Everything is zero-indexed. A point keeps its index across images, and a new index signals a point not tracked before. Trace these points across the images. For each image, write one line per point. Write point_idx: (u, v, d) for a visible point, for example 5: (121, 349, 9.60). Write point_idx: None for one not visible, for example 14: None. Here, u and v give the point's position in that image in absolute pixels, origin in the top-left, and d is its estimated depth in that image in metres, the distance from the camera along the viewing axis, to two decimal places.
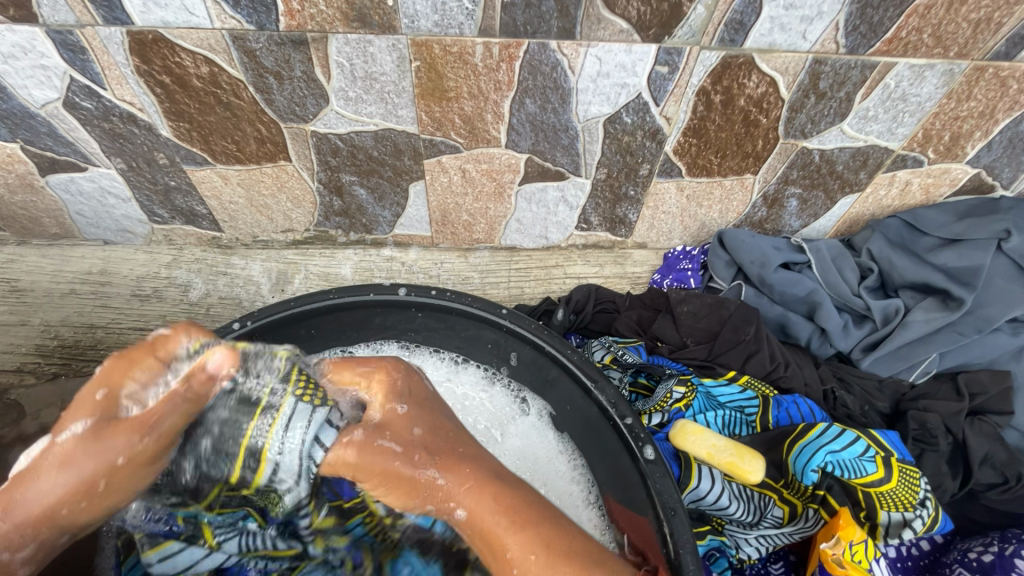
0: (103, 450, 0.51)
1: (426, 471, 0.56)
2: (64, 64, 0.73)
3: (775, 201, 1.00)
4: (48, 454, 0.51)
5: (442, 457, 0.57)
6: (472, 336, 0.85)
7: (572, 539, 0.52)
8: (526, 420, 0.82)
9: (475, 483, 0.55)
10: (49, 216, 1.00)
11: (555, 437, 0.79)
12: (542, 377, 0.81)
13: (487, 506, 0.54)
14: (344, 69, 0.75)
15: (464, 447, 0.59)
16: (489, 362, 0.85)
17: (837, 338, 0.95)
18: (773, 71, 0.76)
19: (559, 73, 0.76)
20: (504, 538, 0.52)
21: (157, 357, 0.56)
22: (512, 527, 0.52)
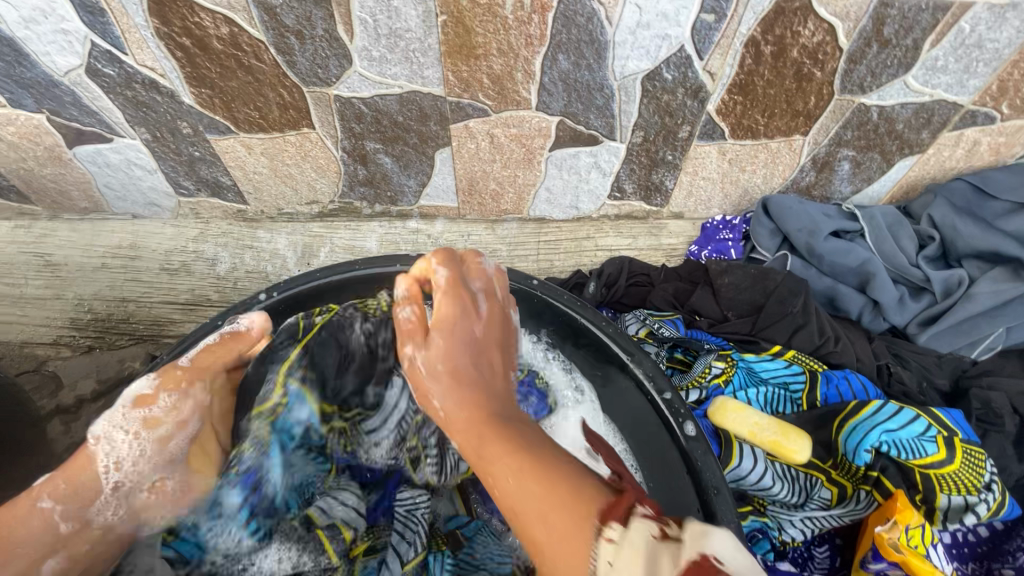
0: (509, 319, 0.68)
1: (413, 363, 0.62)
2: (84, 28, 0.72)
3: (826, 164, 0.93)
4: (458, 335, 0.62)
5: (453, 384, 0.59)
6: (512, 304, 0.80)
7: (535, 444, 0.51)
8: (581, 410, 0.74)
9: (474, 409, 0.56)
10: (78, 188, 1.00)
11: (606, 421, 0.72)
12: (584, 357, 0.77)
13: (477, 417, 0.55)
14: (367, 26, 0.71)
15: (479, 364, 0.61)
16: (533, 331, 0.79)
17: (892, 312, 0.89)
18: (832, 17, 0.69)
19: (595, 25, 0.71)
20: (490, 461, 0.50)
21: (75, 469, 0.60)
22: (505, 448, 0.50)
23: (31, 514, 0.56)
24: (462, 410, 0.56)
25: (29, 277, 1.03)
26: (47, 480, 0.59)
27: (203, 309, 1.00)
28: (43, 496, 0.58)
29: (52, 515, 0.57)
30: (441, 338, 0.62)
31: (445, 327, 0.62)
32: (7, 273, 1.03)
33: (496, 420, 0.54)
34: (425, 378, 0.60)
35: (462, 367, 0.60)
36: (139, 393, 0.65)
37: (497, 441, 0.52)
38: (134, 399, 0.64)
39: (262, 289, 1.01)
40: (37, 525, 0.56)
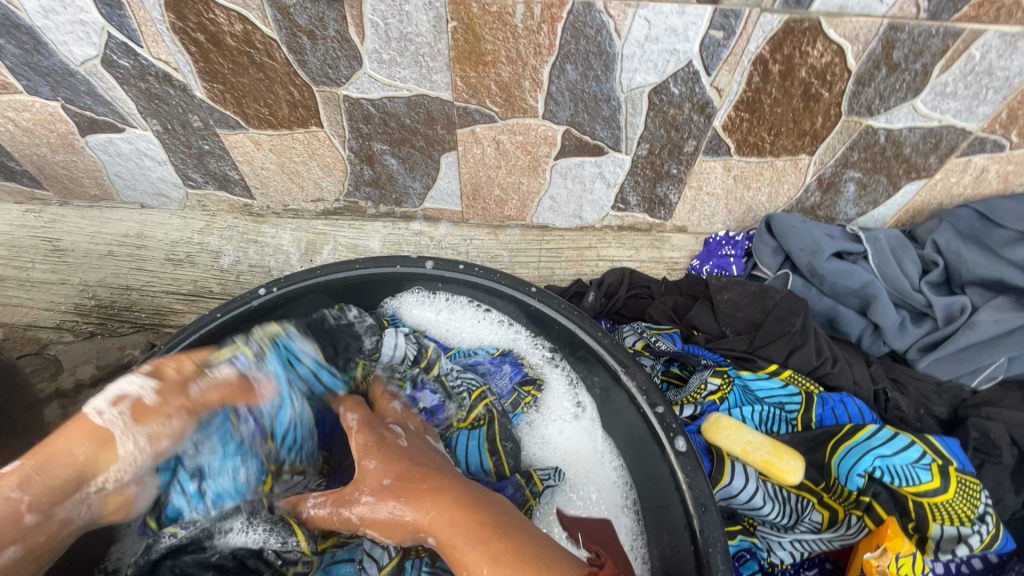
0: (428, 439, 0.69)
1: (365, 498, 0.57)
2: (101, 20, 0.73)
3: (831, 185, 0.92)
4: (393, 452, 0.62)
5: (408, 495, 0.56)
6: (520, 310, 0.81)
7: (500, 522, 0.52)
8: (575, 427, 0.78)
9: (435, 510, 0.54)
10: (89, 176, 1.01)
11: (602, 436, 0.76)
12: (587, 374, 0.78)
13: (442, 517, 0.53)
14: (378, 29, 0.72)
15: (420, 465, 0.60)
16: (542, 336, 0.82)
17: (893, 336, 0.88)
18: (840, 38, 0.70)
19: (604, 37, 0.71)
20: (465, 553, 0.50)
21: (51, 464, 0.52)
22: (473, 536, 0.50)
23: None
24: (425, 521, 0.54)
25: (36, 261, 1.04)
26: (19, 466, 0.52)
27: (204, 301, 1.01)
28: (13, 483, 0.51)
29: (19, 505, 0.50)
30: (379, 460, 0.60)
31: (362, 451, 0.62)
32: (15, 256, 1.04)
33: (457, 510, 0.53)
34: (378, 503, 0.56)
35: (406, 475, 0.58)
36: (135, 398, 0.57)
37: (464, 536, 0.51)
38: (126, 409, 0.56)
39: (264, 283, 1.02)
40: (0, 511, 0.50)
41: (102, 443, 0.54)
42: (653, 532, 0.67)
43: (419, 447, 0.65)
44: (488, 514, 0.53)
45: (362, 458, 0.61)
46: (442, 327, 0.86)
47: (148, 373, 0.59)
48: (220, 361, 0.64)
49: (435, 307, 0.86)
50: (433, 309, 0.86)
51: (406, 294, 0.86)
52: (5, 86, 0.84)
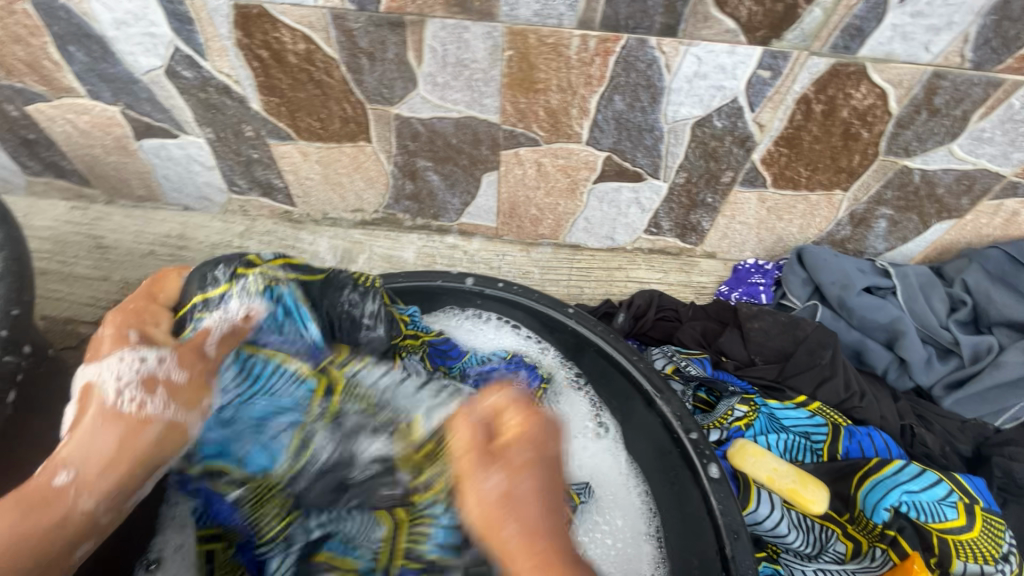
0: (548, 452, 0.47)
1: (486, 485, 0.44)
2: (170, 33, 0.76)
3: (863, 220, 0.94)
4: (496, 506, 0.44)
5: (526, 526, 0.44)
6: (549, 325, 0.83)
7: None
8: (603, 446, 0.79)
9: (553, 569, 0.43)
10: (138, 177, 1.04)
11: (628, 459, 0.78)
12: (615, 397, 0.79)
13: None
14: (436, 54, 0.75)
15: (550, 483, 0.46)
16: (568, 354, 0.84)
17: (919, 371, 0.90)
18: (885, 83, 0.72)
19: (654, 71, 0.74)
20: None
21: (100, 468, 0.49)
22: None
23: (71, 515, 0.48)
24: None
25: (79, 256, 1.07)
26: (78, 475, 0.49)
27: None
28: (82, 493, 0.49)
29: (96, 511, 0.50)
30: (486, 529, 0.45)
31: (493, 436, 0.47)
32: (59, 251, 1.07)
33: None
34: (493, 503, 0.44)
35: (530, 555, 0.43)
36: (143, 375, 0.52)
37: None
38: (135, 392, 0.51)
39: None
40: (79, 520, 0.49)
41: (176, 447, 0.53)
42: (680, 556, 0.69)
43: (534, 485, 0.45)
44: None
45: (514, 436, 0.47)
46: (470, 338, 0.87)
47: (139, 343, 0.54)
48: (207, 306, 0.58)
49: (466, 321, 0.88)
50: (463, 324, 0.88)
51: (439, 310, 0.88)
52: (69, 90, 0.87)
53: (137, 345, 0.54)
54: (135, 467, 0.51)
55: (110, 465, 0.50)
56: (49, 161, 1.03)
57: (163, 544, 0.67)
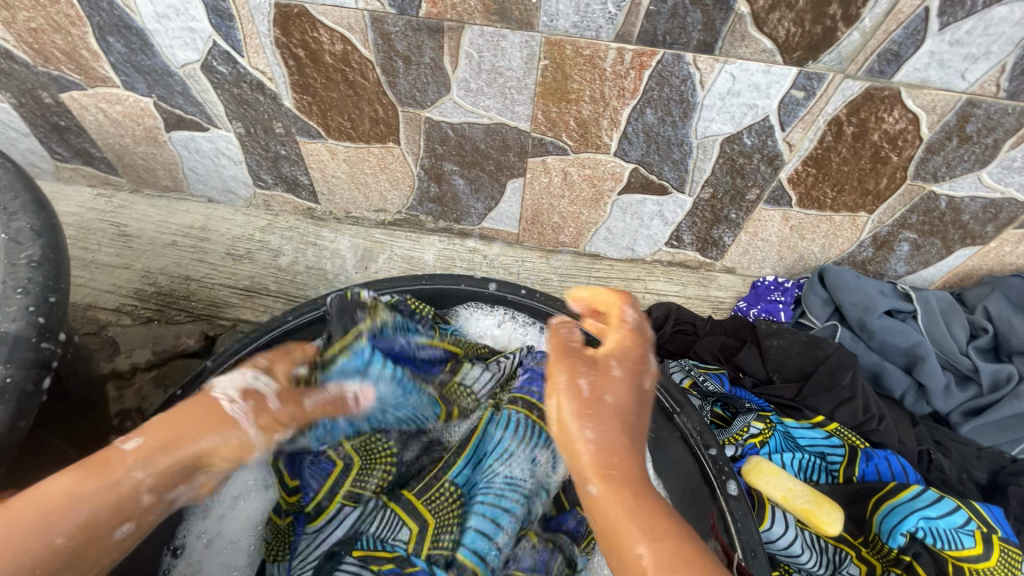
0: (634, 374, 0.59)
1: (581, 382, 0.56)
2: (209, 29, 0.77)
3: (885, 243, 0.95)
4: (578, 398, 0.55)
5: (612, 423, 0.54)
6: None
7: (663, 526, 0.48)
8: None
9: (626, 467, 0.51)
10: (165, 168, 1.05)
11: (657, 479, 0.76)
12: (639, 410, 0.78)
13: (617, 494, 0.50)
14: (471, 60, 0.75)
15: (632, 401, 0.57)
16: None
17: (937, 397, 0.90)
18: (918, 108, 0.72)
19: (688, 87, 0.74)
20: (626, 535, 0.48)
21: (167, 445, 0.51)
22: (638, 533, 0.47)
23: (122, 481, 0.48)
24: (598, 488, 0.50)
25: (102, 244, 1.08)
26: (142, 444, 0.50)
27: (260, 297, 1.04)
28: (138, 464, 0.49)
29: (142, 486, 0.49)
30: (561, 416, 0.55)
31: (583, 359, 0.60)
32: (82, 237, 1.08)
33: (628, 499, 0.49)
34: (589, 399, 0.55)
35: (607, 442, 0.53)
36: (249, 387, 0.57)
37: (632, 527, 0.48)
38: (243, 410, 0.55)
39: (320, 286, 1.05)
40: (125, 493, 0.48)
41: (238, 463, 0.55)
42: None
43: (617, 390, 0.56)
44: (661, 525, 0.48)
45: (614, 352, 0.60)
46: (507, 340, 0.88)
47: (263, 368, 0.60)
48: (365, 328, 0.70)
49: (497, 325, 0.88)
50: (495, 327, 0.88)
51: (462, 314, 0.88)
52: (104, 80, 0.88)
53: (260, 370, 0.60)
54: (194, 455, 0.52)
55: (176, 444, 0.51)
56: (78, 148, 1.04)
57: (187, 530, 0.70)
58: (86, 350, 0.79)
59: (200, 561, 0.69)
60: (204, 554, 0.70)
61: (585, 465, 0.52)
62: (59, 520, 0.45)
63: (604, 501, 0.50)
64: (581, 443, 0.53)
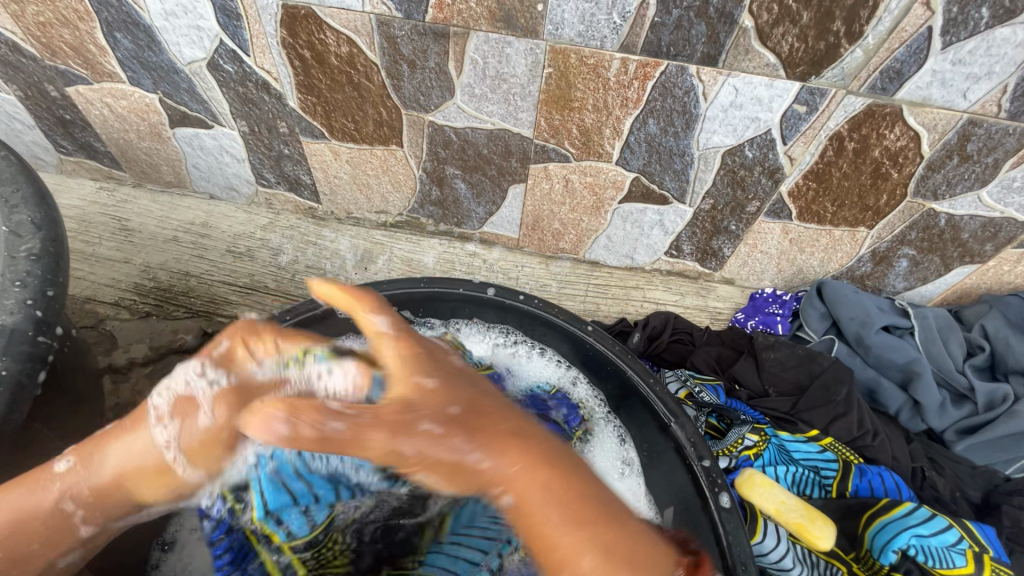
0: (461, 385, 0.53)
1: (423, 429, 0.47)
2: (217, 28, 0.77)
3: (884, 258, 0.95)
4: (419, 421, 0.48)
5: (481, 435, 0.49)
6: (591, 356, 0.82)
7: (571, 494, 0.47)
8: (624, 484, 0.76)
9: (524, 459, 0.48)
10: (168, 164, 1.06)
11: (648, 501, 0.75)
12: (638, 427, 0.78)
13: (525, 476, 0.47)
14: (476, 66, 0.76)
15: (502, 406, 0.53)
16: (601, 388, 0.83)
17: (932, 415, 0.90)
18: (919, 126, 0.72)
19: (691, 99, 0.74)
20: (554, 532, 0.45)
21: (88, 475, 0.53)
22: (547, 500, 0.46)
23: (55, 513, 0.53)
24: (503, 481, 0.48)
25: (103, 237, 1.08)
26: (70, 467, 0.53)
27: (259, 295, 1.04)
28: (65, 497, 0.53)
29: (75, 517, 0.53)
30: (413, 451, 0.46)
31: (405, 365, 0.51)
32: (83, 230, 1.08)
33: (532, 469, 0.48)
34: (444, 436, 0.48)
35: (471, 429, 0.49)
36: (184, 395, 0.52)
37: (556, 511, 0.46)
38: (173, 432, 0.52)
39: None
40: (57, 522, 0.53)
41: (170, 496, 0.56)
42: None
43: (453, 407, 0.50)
44: (569, 489, 0.47)
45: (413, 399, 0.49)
46: (508, 359, 0.87)
47: (219, 363, 0.54)
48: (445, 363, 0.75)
49: (502, 343, 0.88)
50: (500, 343, 0.88)
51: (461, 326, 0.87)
52: (110, 75, 0.88)
53: (209, 365, 0.53)
54: (115, 484, 0.53)
55: (93, 477, 0.53)
56: (82, 142, 1.04)
57: (179, 525, 0.70)
58: (83, 343, 0.79)
59: (190, 556, 0.69)
60: (194, 548, 0.70)
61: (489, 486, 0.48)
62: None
63: (517, 503, 0.47)
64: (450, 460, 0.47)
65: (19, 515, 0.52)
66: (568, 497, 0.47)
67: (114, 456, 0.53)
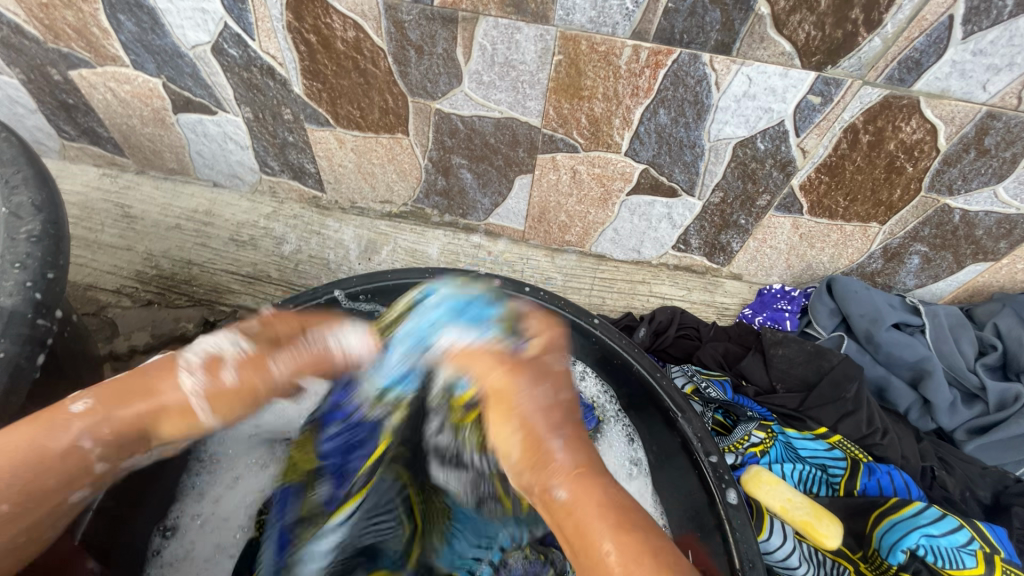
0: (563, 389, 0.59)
1: (540, 396, 0.57)
2: (222, 11, 0.76)
3: (896, 255, 0.93)
4: (525, 410, 0.57)
5: (569, 428, 0.58)
6: (603, 350, 0.80)
7: (622, 502, 0.54)
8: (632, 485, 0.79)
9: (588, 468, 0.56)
10: (171, 151, 1.05)
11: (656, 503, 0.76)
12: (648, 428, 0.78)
13: (587, 484, 0.55)
14: (484, 53, 0.74)
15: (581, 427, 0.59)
16: (613, 388, 0.83)
17: (942, 414, 0.89)
18: (936, 119, 0.70)
19: (703, 88, 0.73)
20: (597, 532, 0.52)
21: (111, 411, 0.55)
22: (597, 503, 0.53)
23: (71, 450, 0.54)
24: (569, 483, 0.54)
25: (105, 224, 1.07)
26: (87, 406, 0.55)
27: (262, 285, 1.03)
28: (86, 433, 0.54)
29: (89, 455, 0.55)
30: (521, 425, 0.57)
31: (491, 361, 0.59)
32: (86, 217, 1.07)
33: (596, 480, 0.55)
34: (531, 433, 0.56)
35: (552, 439, 0.56)
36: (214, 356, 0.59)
37: (604, 518, 0.53)
38: (204, 385, 0.58)
39: (321, 275, 1.04)
40: (72, 461, 0.54)
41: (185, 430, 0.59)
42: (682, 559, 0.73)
43: (553, 402, 0.58)
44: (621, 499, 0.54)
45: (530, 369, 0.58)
46: None
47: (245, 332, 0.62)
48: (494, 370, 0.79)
49: None
50: None
51: None
52: (114, 59, 0.87)
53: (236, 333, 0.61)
54: (137, 423, 0.56)
55: (114, 409, 0.56)
56: (85, 127, 1.03)
57: (181, 511, 0.72)
58: (83, 329, 0.78)
59: (193, 542, 0.71)
60: (197, 535, 0.72)
61: (552, 483, 0.55)
62: (15, 489, 0.51)
63: (570, 504, 0.54)
64: (541, 450, 0.56)
65: (27, 454, 0.52)
66: (614, 505, 0.54)
67: (152, 398, 0.57)
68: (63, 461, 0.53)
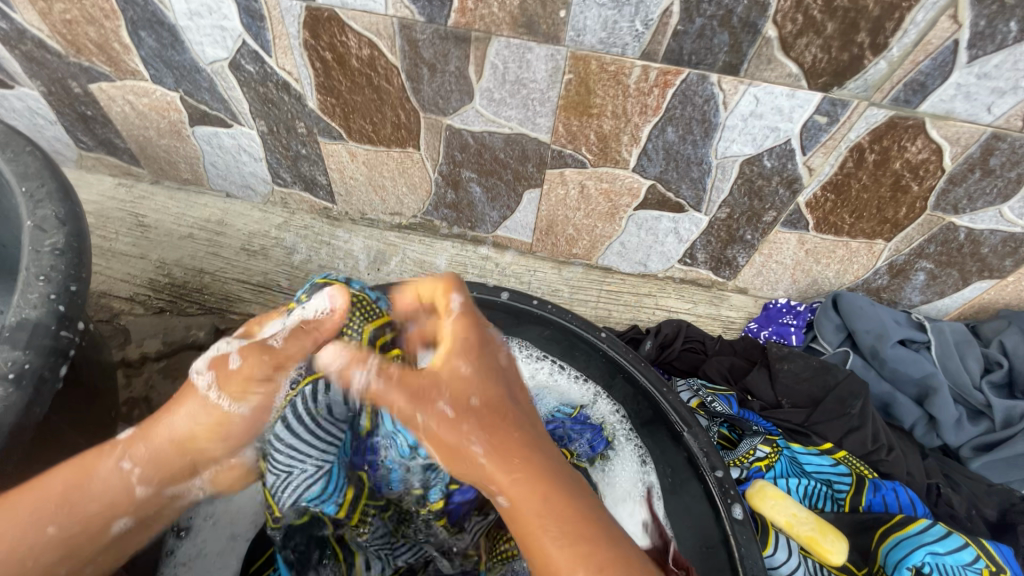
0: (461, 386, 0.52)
1: (439, 408, 0.51)
2: (240, 28, 0.78)
3: (901, 271, 0.94)
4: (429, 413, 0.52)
5: (488, 427, 0.50)
6: (613, 363, 0.81)
7: (563, 513, 0.47)
8: (638, 510, 0.75)
9: (525, 477, 0.48)
10: (186, 162, 1.07)
11: None
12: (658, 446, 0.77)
13: (526, 498, 0.48)
14: (496, 71, 0.76)
15: (525, 416, 0.53)
16: (625, 404, 0.81)
17: (948, 431, 0.89)
18: (941, 139, 0.71)
19: (711, 107, 0.74)
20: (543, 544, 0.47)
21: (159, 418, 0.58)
22: (536, 513, 0.47)
23: (112, 472, 0.55)
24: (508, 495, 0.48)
25: (120, 233, 1.09)
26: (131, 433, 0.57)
27: (272, 294, 1.04)
28: (126, 456, 0.55)
29: (130, 477, 0.55)
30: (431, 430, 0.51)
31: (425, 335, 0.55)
32: (101, 225, 1.09)
33: (537, 496, 0.48)
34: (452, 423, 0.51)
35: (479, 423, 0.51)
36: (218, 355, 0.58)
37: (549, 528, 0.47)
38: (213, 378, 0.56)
39: None
40: (115, 483, 0.55)
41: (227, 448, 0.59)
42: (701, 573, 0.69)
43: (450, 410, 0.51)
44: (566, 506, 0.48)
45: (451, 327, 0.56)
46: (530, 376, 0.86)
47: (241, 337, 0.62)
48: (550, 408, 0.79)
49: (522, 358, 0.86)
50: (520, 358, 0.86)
51: None
52: (133, 73, 0.89)
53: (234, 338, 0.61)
54: (176, 447, 0.57)
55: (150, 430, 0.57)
56: (102, 138, 1.05)
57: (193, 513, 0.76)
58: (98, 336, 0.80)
59: (204, 540, 0.76)
60: (209, 533, 0.76)
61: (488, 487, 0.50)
62: (59, 510, 0.52)
63: (511, 509, 0.48)
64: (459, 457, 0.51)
65: (75, 479, 0.54)
66: (539, 524, 0.47)
67: (166, 416, 0.57)
68: (97, 487, 0.54)
